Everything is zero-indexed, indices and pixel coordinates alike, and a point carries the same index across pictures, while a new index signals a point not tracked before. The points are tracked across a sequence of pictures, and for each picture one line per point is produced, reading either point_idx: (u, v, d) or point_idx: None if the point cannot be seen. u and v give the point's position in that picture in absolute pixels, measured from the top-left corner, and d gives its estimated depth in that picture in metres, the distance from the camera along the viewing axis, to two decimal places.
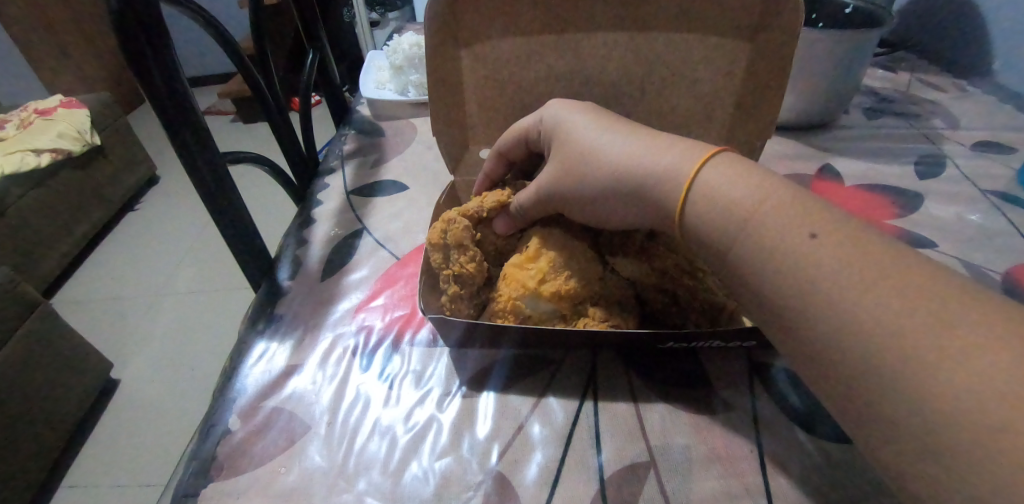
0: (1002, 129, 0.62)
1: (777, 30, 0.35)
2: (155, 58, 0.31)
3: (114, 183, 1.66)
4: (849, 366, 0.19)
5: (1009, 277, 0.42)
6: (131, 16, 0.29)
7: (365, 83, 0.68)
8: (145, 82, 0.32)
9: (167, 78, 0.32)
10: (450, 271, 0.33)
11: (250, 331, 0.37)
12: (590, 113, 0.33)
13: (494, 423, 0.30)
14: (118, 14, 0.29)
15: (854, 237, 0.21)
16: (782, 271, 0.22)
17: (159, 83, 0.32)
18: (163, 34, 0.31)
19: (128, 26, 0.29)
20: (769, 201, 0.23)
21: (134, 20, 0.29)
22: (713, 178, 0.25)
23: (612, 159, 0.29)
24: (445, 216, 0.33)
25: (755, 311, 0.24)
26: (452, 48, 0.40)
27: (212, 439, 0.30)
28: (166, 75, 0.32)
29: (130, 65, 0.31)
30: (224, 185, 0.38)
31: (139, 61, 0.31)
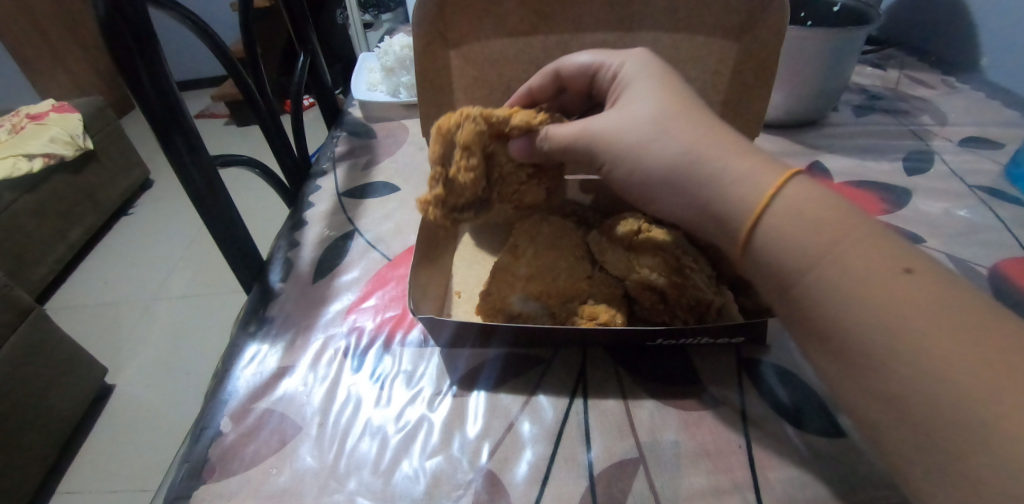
0: (989, 125, 0.63)
1: (764, 29, 0.35)
2: (144, 64, 0.31)
3: (107, 188, 1.65)
4: (928, 417, 0.19)
5: (997, 271, 0.42)
6: (119, 20, 0.29)
7: (356, 85, 0.68)
8: (134, 85, 0.32)
9: (156, 82, 0.32)
10: (446, 171, 0.33)
11: (241, 333, 0.37)
12: (666, 93, 0.30)
13: (484, 422, 0.30)
14: (106, 17, 0.29)
15: (949, 284, 0.21)
16: (866, 299, 0.21)
17: (148, 88, 0.32)
18: (151, 38, 0.31)
19: (116, 30, 0.29)
20: (860, 228, 0.23)
21: (122, 24, 0.29)
22: (799, 196, 0.24)
23: (681, 149, 0.27)
24: (468, 110, 0.32)
25: (817, 346, 0.23)
26: (441, 49, 0.40)
27: (203, 441, 0.30)
28: (155, 79, 0.32)
29: (119, 69, 0.31)
30: (215, 188, 0.38)
31: (127, 64, 0.30)
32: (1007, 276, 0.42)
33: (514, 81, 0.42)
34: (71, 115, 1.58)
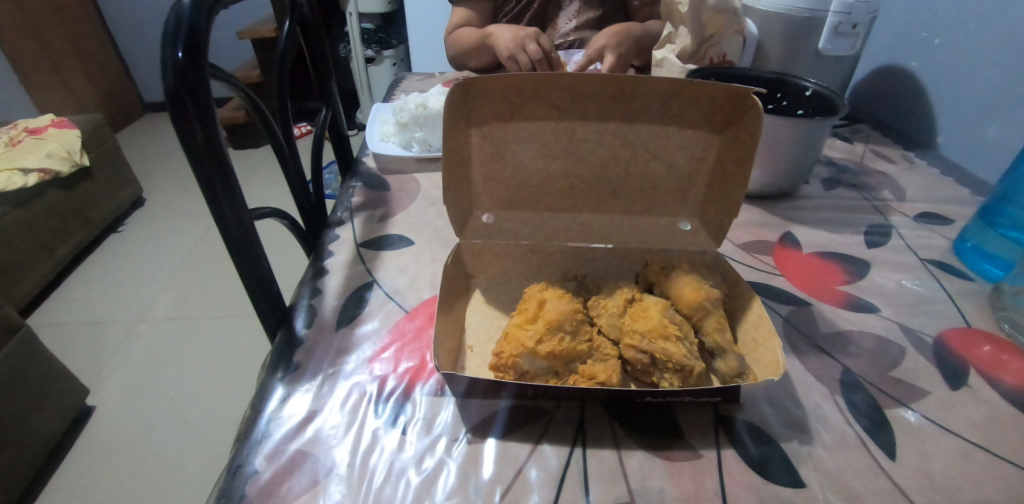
0: (940, 201, 0.71)
1: (741, 128, 0.42)
2: (201, 126, 0.36)
3: (99, 205, 1.66)
4: None
5: (941, 339, 0.48)
6: (182, 88, 0.34)
7: (370, 136, 0.74)
8: (190, 145, 0.36)
9: (209, 141, 0.37)
10: None
11: (271, 377, 0.41)
12: None
13: (497, 467, 0.34)
14: (173, 85, 0.34)
15: None
16: None
17: (201, 142, 0.36)
18: (207, 104, 0.36)
19: (179, 96, 0.34)
20: None
21: (185, 91, 0.34)
22: None
23: None
24: None
25: None
26: (463, 128, 0.45)
27: (240, 479, 0.33)
28: (207, 136, 0.37)
29: (176, 125, 0.36)
30: (248, 236, 0.43)
31: (186, 123, 0.35)
32: (948, 344, 0.48)
33: (524, 158, 0.47)
34: (70, 131, 1.59)
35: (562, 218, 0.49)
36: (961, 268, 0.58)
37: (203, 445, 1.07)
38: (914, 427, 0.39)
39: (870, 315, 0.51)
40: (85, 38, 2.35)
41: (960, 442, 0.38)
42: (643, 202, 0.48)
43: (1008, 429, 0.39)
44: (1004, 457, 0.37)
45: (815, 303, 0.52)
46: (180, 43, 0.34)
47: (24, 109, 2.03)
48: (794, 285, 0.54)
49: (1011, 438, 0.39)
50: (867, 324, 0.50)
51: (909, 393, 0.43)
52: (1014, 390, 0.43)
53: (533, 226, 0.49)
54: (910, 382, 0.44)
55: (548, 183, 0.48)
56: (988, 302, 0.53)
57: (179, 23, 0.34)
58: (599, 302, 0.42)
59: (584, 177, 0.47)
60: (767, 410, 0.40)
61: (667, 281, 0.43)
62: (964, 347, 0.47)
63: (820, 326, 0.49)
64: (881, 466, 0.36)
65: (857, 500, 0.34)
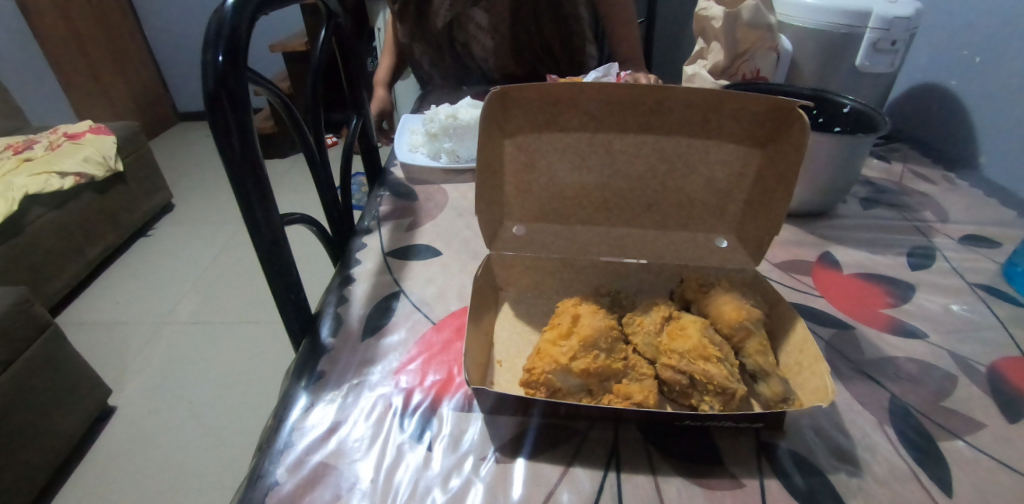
0: (987, 223, 0.67)
1: (784, 142, 0.41)
2: (238, 130, 0.36)
3: (131, 209, 1.71)
4: None
5: (996, 370, 0.45)
6: (221, 90, 0.34)
7: (399, 145, 0.74)
8: (226, 147, 0.36)
9: (244, 146, 0.37)
10: None
11: (296, 385, 0.40)
12: None
13: (526, 488, 0.33)
14: (212, 88, 0.34)
15: None
16: None
17: (236, 145, 0.37)
18: (244, 107, 0.37)
19: (218, 99, 0.34)
20: None
21: (224, 94, 0.35)
22: None
23: None
24: None
25: None
26: (498, 137, 0.44)
27: (262, 490, 0.33)
28: (243, 141, 0.37)
29: (213, 127, 0.36)
30: (279, 241, 0.43)
31: (222, 124, 0.35)
32: (1004, 374, 0.45)
33: (558, 170, 0.46)
34: (106, 137, 1.65)
35: (595, 232, 0.48)
36: (1013, 294, 0.55)
37: (218, 449, 1.07)
38: (974, 464, 0.37)
39: (918, 341, 0.48)
40: (125, 50, 2.46)
41: None
42: (678, 218, 0.47)
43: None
44: None
45: (856, 326, 0.50)
46: (221, 48, 0.34)
47: (66, 116, 2.12)
48: (834, 306, 0.52)
49: None
50: (915, 350, 0.47)
51: (964, 425, 0.40)
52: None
53: (564, 238, 0.48)
54: (966, 414, 0.41)
55: (581, 195, 0.47)
56: None
57: (221, 29, 0.35)
58: (635, 318, 0.40)
59: (618, 190, 0.46)
60: (812, 439, 0.37)
61: (705, 299, 0.41)
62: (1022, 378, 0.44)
63: (863, 350, 0.47)
64: None
65: None
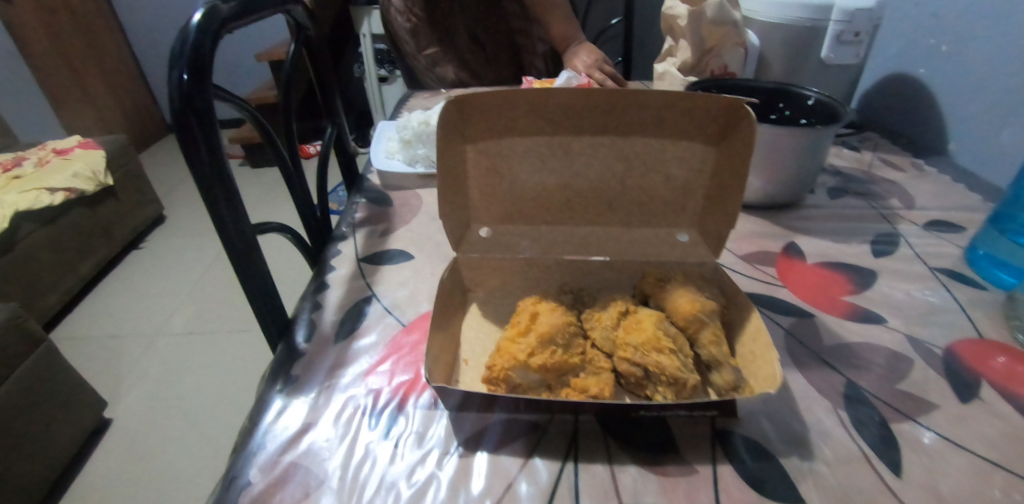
0: (952, 208, 0.69)
1: (735, 139, 0.42)
2: (207, 145, 0.38)
3: (123, 222, 1.72)
4: None
5: (952, 352, 0.47)
6: (187, 108, 0.36)
7: (375, 153, 0.75)
8: (195, 163, 0.38)
9: (213, 161, 0.38)
10: None
11: (269, 389, 0.41)
12: None
13: (487, 481, 0.34)
14: (178, 105, 0.35)
15: None
16: None
17: (205, 162, 0.38)
18: (211, 123, 0.38)
19: (184, 116, 0.36)
20: None
21: (190, 111, 0.36)
22: None
23: None
24: None
25: None
26: (459, 144, 0.46)
27: (234, 490, 0.34)
28: (212, 156, 0.38)
29: (182, 145, 0.37)
30: (252, 251, 0.44)
31: (190, 140, 0.37)
32: (961, 357, 0.46)
33: (521, 173, 0.47)
34: (95, 151, 1.66)
35: (559, 231, 0.49)
36: (973, 277, 0.57)
37: (215, 457, 1.08)
38: (926, 446, 0.38)
39: (877, 326, 0.50)
40: (113, 64, 2.46)
41: (972, 459, 0.37)
42: (639, 215, 0.48)
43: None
44: None
45: (817, 314, 0.51)
46: (185, 66, 0.36)
47: (56, 132, 2.13)
48: (797, 295, 0.53)
49: None
50: (874, 336, 0.49)
51: (919, 407, 0.41)
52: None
53: (530, 239, 0.49)
54: (919, 396, 0.42)
55: (544, 196, 0.48)
56: (1003, 312, 0.51)
57: (184, 48, 0.36)
58: (594, 314, 0.42)
59: (580, 190, 0.48)
60: (767, 426, 0.39)
61: (663, 293, 0.43)
62: (977, 361, 0.45)
63: (823, 337, 0.48)
64: (886, 484, 0.35)
65: None
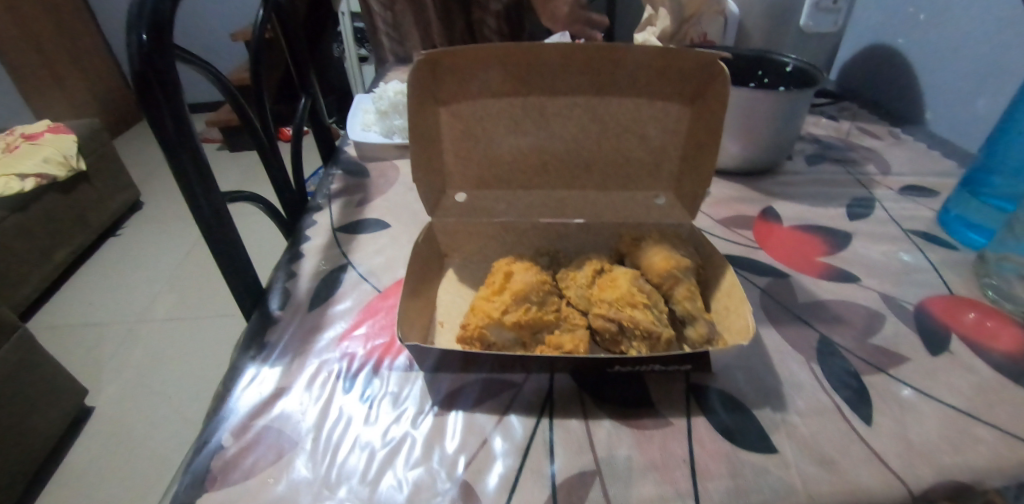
0: (927, 174, 0.70)
1: (710, 96, 0.42)
2: (170, 110, 0.36)
3: (98, 209, 1.67)
4: None
5: (923, 308, 0.48)
6: (148, 71, 0.34)
7: (351, 125, 0.73)
8: (158, 128, 0.36)
9: (178, 126, 0.37)
10: None
11: (242, 356, 0.41)
12: None
13: (462, 438, 0.34)
14: (138, 67, 0.34)
15: None
16: None
17: (169, 125, 0.37)
18: (175, 87, 0.36)
19: (146, 80, 0.34)
20: None
21: (151, 73, 0.34)
22: None
23: None
24: None
25: None
26: (432, 106, 0.45)
27: (205, 454, 0.33)
28: (176, 122, 0.37)
29: (145, 110, 0.36)
30: (223, 220, 0.43)
31: (153, 105, 0.35)
32: (932, 312, 0.47)
33: (495, 135, 0.47)
34: (66, 136, 1.60)
35: (535, 195, 0.49)
36: (945, 238, 0.58)
37: None
38: (896, 395, 0.38)
39: (851, 285, 0.51)
40: (82, 46, 2.37)
41: (940, 405, 0.37)
42: (615, 178, 0.48)
43: (996, 395, 0.38)
44: (989, 421, 0.36)
45: (793, 274, 0.52)
46: (143, 26, 0.34)
47: (24, 117, 2.05)
48: (773, 257, 0.54)
49: (1001, 405, 0.37)
50: (847, 294, 0.49)
51: (891, 360, 0.42)
52: (1003, 358, 0.41)
53: (506, 204, 0.49)
54: (891, 349, 0.43)
55: (519, 159, 0.48)
56: (973, 271, 0.52)
57: (141, 6, 0.34)
58: (569, 274, 0.42)
59: (556, 152, 0.47)
60: (741, 380, 0.39)
61: (639, 252, 0.43)
62: (949, 316, 0.46)
63: (797, 296, 0.49)
64: (856, 431, 0.35)
65: (831, 464, 0.33)
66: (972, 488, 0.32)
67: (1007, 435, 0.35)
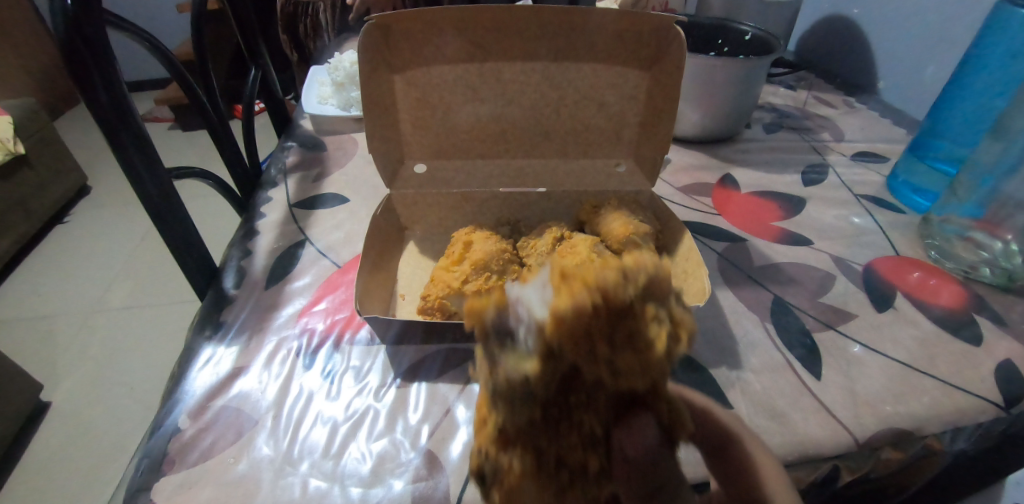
0: (877, 140, 0.72)
1: (668, 62, 0.41)
2: (104, 82, 0.34)
3: (41, 195, 1.57)
4: None
5: (869, 267, 0.50)
6: (76, 38, 0.32)
7: (307, 97, 0.70)
8: (92, 101, 0.34)
9: (115, 99, 0.35)
10: None
11: (197, 337, 0.39)
12: None
13: (425, 409, 0.34)
14: (64, 34, 0.31)
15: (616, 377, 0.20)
16: None
17: (103, 96, 0.34)
18: (109, 57, 0.34)
19: (73, 48, 0.32)
20: None
21: (79, 41, 0.32)
22: None
23: None
24: None
25: None
26: (386, 73, 0.43)
27: (162, 437, 0.32)
28: (112, 95, 0.34)
29: (76, 83, 0.33)
30: (170, 198, 0.41)
31: (84, 78, 0.33)
32: (877, 271, 0.49)
33: (452, 103, 0.45)
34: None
35: (495, 164, 0.48)
36: (892, 202, 0.60)
37: None
38: (843, 350, 0.41)
39: (803, 248, 0.52)
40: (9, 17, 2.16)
41: (883, 358, 0.40)
42: (576, 147, 0.47)
43: (935, 347, 0.40)
44: (927, 371, 0.38)
45: (749, 238, 0.53)
46: None
47: None
48: (731, 223, 0.55)
49: (936, 354, 0.40)
50: (800, 256, 0.51)
51: (840, 317, 0.44)
52: (942, 314, 0.44)
53: (466, 174, 0.48)
54: (840, 308, 0.45)
55: (478, 129, 0.47)
56: (919, 233, 0.54)
57: None
58: (529, 243, 0.42)
59: (515, 121, 0.46)
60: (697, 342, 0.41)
61: (598, 219, 0.44)
62: (895, 275, 0.49)
63: (753, 259, 0.50)
64: (807, 386, 0.37)
65: (782, 417, 0.35)
66: (912, 435, 0.34)
67: (944, 384, 0.37)
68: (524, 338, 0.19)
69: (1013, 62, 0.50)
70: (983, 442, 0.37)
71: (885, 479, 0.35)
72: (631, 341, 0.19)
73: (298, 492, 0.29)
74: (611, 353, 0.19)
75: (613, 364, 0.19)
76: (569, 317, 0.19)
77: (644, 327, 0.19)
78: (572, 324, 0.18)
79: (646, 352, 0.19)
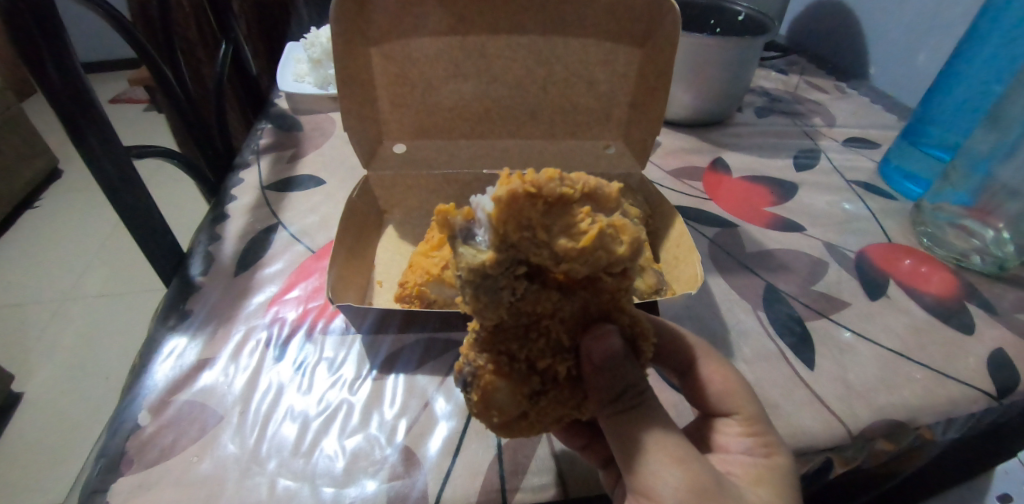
0: (868, 126, 0.71)
1: (661, 38, 0.39)
2: (52, 54, 0.31)
3: (7, 178, 1.49)
4: None
5: (862, 254, 0.49)
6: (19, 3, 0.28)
7: (282, 75, 0.66)
8: (39, 73, 0.31)
9: (65, 72, 0.31)
10: None
11: (160, 327, 0.37)
12: None
13: (402, 401, 0.32)
14: None
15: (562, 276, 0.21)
16: None
17: (50, 67, 0.31)
18: (57, 24, 0.30)
19: (16, 14, 0.28)
20: None
21: (22, 7, 0.28)
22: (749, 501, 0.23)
23: None
24: None
25: None
26: (362, 45, 0.40)
27: (119, 435, 0.30)
28: (61, 67, 0.31)
29: (20, 52, 0.30)
30: (132, 181, 0.38)
31: (29, 47, 0.30)
32: (870, 257, 0.48)
33: (433, 79, 0.43)
34: None
35: (478, 145, 0.46)
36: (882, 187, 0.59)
37: None
38: (834, 338, 0.40)
39: (795, 234, 0.51)
40: None
41: (876, 347, 0.39)
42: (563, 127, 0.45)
43: (927, 334, 0.40)
44: (920, 360, 0.37)
45: (739, 224, 0.52)
46: None
47: None
48: (722, 208, 0.54)
49: (927, 342, 0.39)
50: (792, 243, 0.50)
51: (833, 305, 0.43)
52: (934, 301, 0.43)
53: (447, 156, 0.46)
54: (832, 295, 0.44)
55: (461, 107, 0.44)
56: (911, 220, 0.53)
57: None
58: None
59: (499, 99, 0.44)
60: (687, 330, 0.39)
61: None
62: (887, 261, 0.48)
63: (744, 246, 0.49)
64: (800, 376, 0.36)
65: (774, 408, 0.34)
66: (905, 425, 0.33)
67: (938, 373, 0.36)
68: (484, 239, 0.20)
69: (1002, 50, 0.49)
70: (972, 431, 0.36)
71: (875, 469, 0.35)
72: (575, 237, 0.19)
73: (265, 493, 0.27)
74: (553, 251, 0.19)
75: (565, 263, 0.19)
76: (519, 214, 0.19)
77: (593, 227, 0.19)
78: (524, 221, 0.19)
79: (598, 252, 0.19)
